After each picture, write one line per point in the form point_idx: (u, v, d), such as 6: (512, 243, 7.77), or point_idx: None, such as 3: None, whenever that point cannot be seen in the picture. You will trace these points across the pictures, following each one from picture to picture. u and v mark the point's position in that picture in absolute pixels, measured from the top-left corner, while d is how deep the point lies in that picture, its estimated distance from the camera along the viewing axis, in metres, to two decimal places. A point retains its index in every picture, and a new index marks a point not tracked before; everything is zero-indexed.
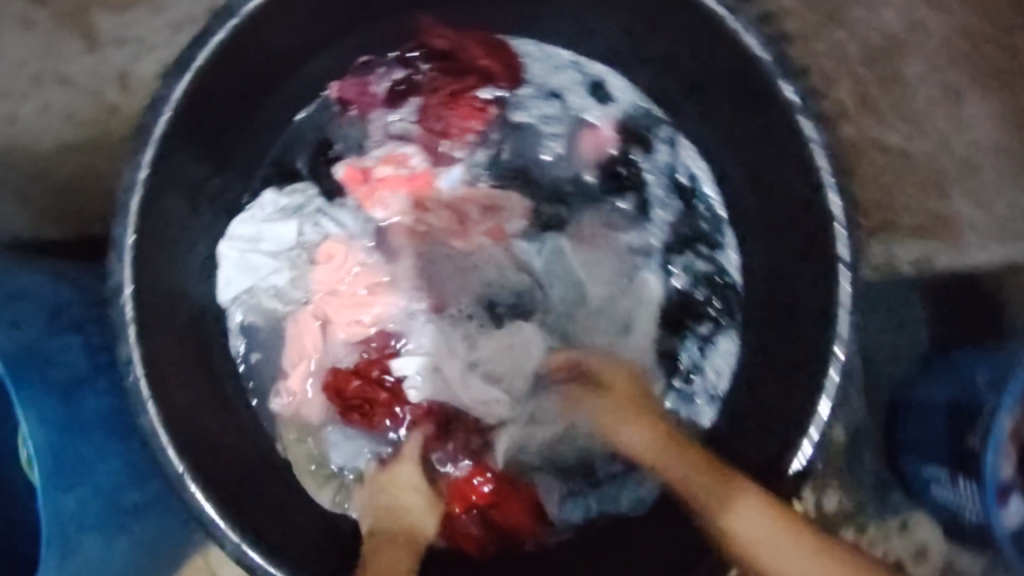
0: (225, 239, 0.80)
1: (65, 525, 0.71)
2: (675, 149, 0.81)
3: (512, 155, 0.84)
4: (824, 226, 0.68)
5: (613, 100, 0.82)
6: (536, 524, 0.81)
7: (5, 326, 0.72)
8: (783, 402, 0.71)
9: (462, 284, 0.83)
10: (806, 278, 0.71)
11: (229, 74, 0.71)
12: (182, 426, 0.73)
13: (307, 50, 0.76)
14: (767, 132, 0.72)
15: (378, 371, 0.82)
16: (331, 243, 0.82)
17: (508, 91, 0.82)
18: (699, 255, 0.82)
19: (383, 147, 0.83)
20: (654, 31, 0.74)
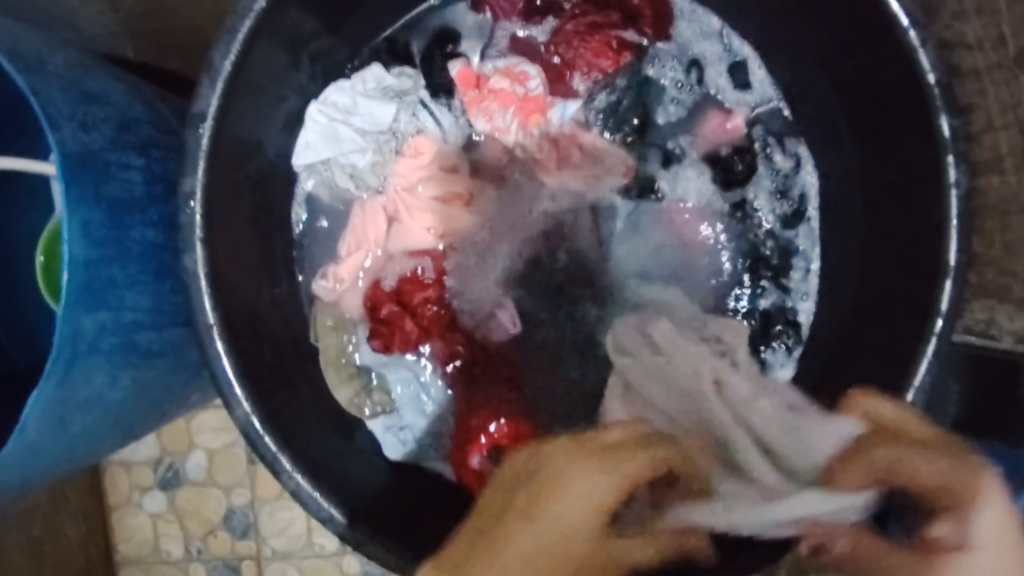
0: (319, 100, 0.76)
1: (78, 348, 0.67)
2: (796, 163, 0.80)
3: (633, 106, 0.79)
4: (935, 274, 0.64)
5: (752, 85, 0.80)
6: None
7: (76, 126, 0.67)
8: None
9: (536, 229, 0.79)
10: (897, 321, 0.69)
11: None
12: (225, 280, 0.68)
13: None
14: (905, 160, 0.68)
15: (420, 299, 0.78)
16: (423, 138, 0.77)
17: (648, 39, 0.78)
18: (780, 273, 0.81)
19: (505, 60, 0.77)
20: (810, 21, 0.71)
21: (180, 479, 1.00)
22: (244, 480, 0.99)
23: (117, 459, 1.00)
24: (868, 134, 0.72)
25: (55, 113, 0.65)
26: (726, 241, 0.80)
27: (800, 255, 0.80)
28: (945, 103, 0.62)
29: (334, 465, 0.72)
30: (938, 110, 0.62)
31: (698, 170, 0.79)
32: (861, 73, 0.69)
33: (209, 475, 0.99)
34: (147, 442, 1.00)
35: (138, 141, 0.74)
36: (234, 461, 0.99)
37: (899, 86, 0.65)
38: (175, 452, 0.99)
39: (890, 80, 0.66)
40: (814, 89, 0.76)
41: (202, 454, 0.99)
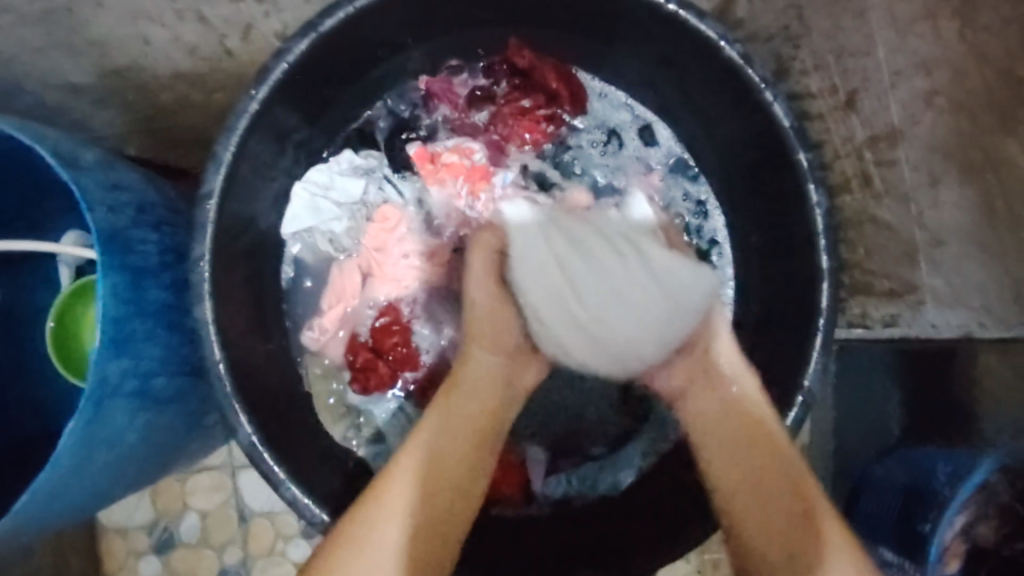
0: (299, 181, 0.92)
1: (105, 391, 0.79)
2: (706, 216, 0.97)
3: (562, 168, 0.96)
4: (814, 276, 0.80)
5: (657, 144, 0.97)
6: (521, 494, 0.94)
7: (105, 207, 0.82)
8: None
9: None
10: (793, 317, 0.84)
11: (341, 43, 0.83)
12: (227, 330, 0.82)
13: (406, 36, 0.88)
14: (779, 187, 0.83)
15: (393, 342, 0.92)
16: (388, 207, 0.93)
17: (569, 115, 0.96)
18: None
19: (453, 140, 0.93)
20: (691, 91, 0.88)
21: (175, 541, 1.12)
22: (235, 539, 1.12)
23: (113, 525, 1.12)
24: (750, 177, 0.89)
25: (89, 197, 0.80)
26: None
27: None
28: (798, 143, 0.78)
29: (324, 487, 0.84)
30: (795, 147, 0.79)
31: None
32: (736, 123, 0.86)
33: (203, 536, 1.12)
34: (142, 509, 1.13)
35: (152, 219, 0.89)
36: (227, 520, 1.12)
37: (763, 130, 0.82)
38: (169, 516, 1.12)
39: (757, 131, 0.83)
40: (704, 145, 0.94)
41: (196, 515, 1.12)
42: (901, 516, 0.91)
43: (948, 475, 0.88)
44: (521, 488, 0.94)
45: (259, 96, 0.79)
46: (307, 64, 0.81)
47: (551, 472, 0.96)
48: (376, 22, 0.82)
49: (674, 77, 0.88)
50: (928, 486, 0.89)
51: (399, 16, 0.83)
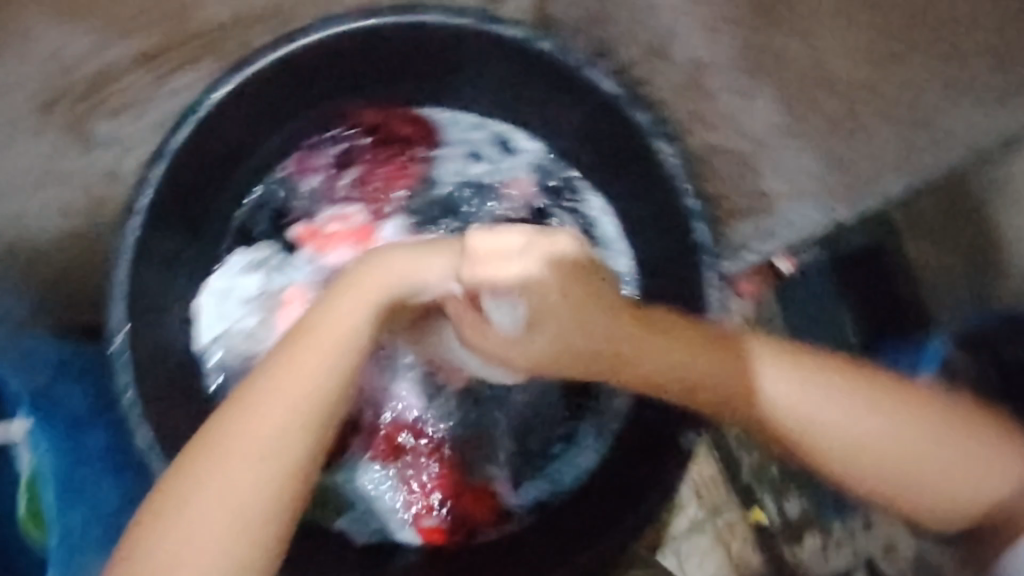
0: (202, 291, 0.95)
1: (73, 540, 0.81)
2: (580, 199, 1.00)
3: (443, 199, 1.00)
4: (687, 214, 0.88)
5: (518, 151, 1.01)
6: (498, 514, 0.96)
7: (23, 374, 0.86)
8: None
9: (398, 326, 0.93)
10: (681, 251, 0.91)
11: (198, 157, 0.88)
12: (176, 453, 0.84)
13: (255, 132, 0.93)
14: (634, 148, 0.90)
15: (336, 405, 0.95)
16: (291, 289, 0.96)
17: (430, 152, 1.00)
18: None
19: (332, 209, 0.99)
20: (528, 93, 0.94)
21: None
22: None
23: None
24: (608, 153, 0.95)
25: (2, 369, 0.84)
26: None
27: (612, 253, 0.99)
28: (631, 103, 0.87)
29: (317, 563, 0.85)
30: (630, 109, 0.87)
31: None
32: (577, 110, 0.92)
33: None
34: None
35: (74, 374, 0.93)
36: None
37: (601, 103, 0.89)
38: None
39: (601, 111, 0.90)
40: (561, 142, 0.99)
41: None
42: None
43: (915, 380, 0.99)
44: (494, 509, 0.96)
45: (136, 227, 0.83)
46: (183, 180, 0.87)
47: (520, 484, 0.98)
48: (220, 128, 0.88)
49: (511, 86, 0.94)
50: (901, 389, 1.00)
51: (241, 115, 0.89)
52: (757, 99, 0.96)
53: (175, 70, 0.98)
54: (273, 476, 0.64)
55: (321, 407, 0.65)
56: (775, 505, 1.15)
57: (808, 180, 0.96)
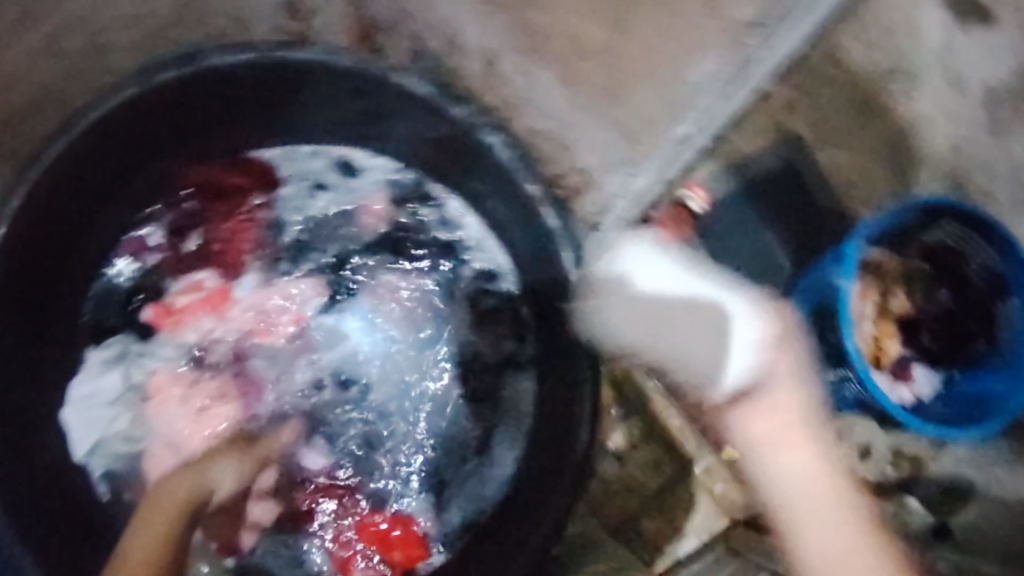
0: (66, 404, 0.85)
1: None
2: (438, 205, 0.93)
3: (296, 239, 0.94)
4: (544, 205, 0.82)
5: (362, 171, 0.94)
6: (423, 548, 0.90)
7: None
8: (573, 348, 0.84)
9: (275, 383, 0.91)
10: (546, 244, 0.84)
11: (44, 232, 0.77)
12: None
13: (86, 211, 0.82)
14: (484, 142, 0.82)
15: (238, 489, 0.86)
16: (160, 376, 0.89)
17: (270, 194, 0.93)
18: (472, 285, 0.94)
19: (180, 280, 0.91)
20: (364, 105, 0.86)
21: None
22: None
23: None
24: (452, 158, 0.87)
25: None
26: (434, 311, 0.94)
27: (482, 253, 0.93)
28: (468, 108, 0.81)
29: None
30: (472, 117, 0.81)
31: (379, 265, 0.95)
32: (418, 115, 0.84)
33: None
34: None
35: None
36: None
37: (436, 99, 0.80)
38: None
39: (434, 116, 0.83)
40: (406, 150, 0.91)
41: None
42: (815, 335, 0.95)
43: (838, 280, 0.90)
44: (419, 542, 0.90)
45: None
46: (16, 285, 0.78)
47: (440, 509, 0.91)
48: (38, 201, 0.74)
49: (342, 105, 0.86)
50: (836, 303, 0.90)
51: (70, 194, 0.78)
52: (535, 86, 0.95)
53: None
54: (136, 546, 0.59)
55: (174, 492, 0.67)
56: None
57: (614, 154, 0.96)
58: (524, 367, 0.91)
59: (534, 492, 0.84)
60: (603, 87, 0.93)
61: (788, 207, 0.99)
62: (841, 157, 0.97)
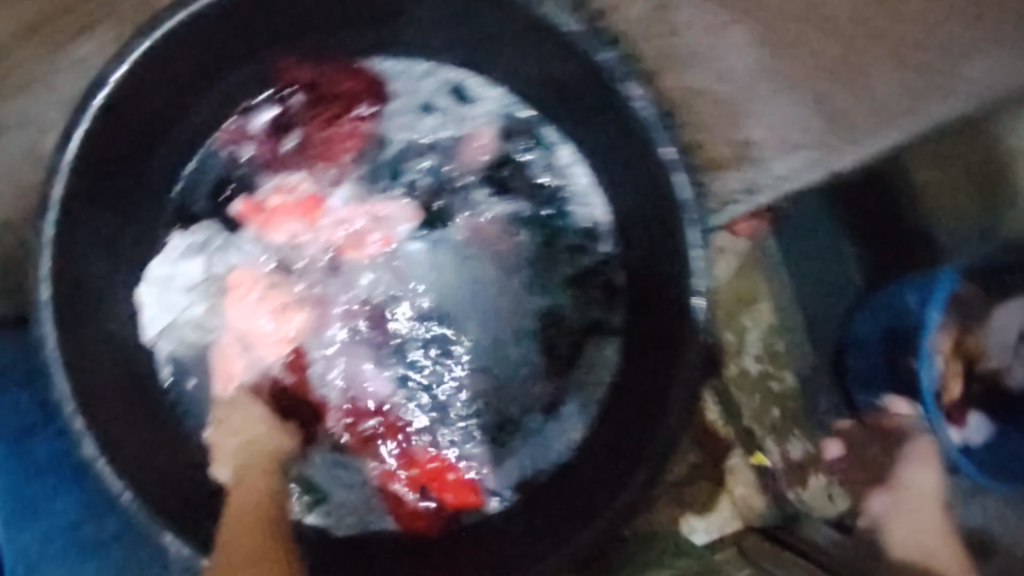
0: (142, 282, 0.87)
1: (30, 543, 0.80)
2: (550, 150, 0.89)
3: (394, 157, 0.90)
4: (664, 167, 0.76)
5: (475, 100, 0.89)
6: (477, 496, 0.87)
7: None
8: (665, 322, 0.81)
9: (345, 295, 0.89)
10: (658, 212, 0.79)
11: (126, 124, 0.78)
12: (129, 465, 0.77)
13: (178, 104, 0.82)
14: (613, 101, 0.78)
15: (300, 386, 0.87)
16: (238, 273, 0.88)
17: (377, 107, 0.89)
18: (574, 241, 0.89)
19: (273, 178, 0.89)
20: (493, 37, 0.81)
21: None
22: None
23: None
24: (558, 90, 0.84)
25: None
26: (523, 257, 0.90)
27: (587, 209, 0.88)
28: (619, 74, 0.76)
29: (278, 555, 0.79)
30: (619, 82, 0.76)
31: (476, 194, 0.90)
32: (545, 60, 0.80)
33: None
34: None
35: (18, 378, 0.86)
36: None
37: (563, 56, 0.78)
38: None
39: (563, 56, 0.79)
40: (532, 87, 0.86)
41: None
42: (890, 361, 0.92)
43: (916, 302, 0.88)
44: (476, 489, 0.87)
45: (50, 219, 0.74)
46: (87, 172, 0.76)
47: (500, 459, 0.88)
48: (138, 103, 0.77)
49: (474, 33, 0.81)
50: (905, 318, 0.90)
51: (165, 83, 0.78)
52: (728, 48, 0.90)
53: (92, 58, 0.88)
54: None
55: None
56: (779, 448, 0.96)
57: (800, 135, 0.91)
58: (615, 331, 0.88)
59: (611, 472, 0.80)
60: (808, 69, 0.91)
61: (874, 220, 0.97)
62: (929, 177, 0.96)
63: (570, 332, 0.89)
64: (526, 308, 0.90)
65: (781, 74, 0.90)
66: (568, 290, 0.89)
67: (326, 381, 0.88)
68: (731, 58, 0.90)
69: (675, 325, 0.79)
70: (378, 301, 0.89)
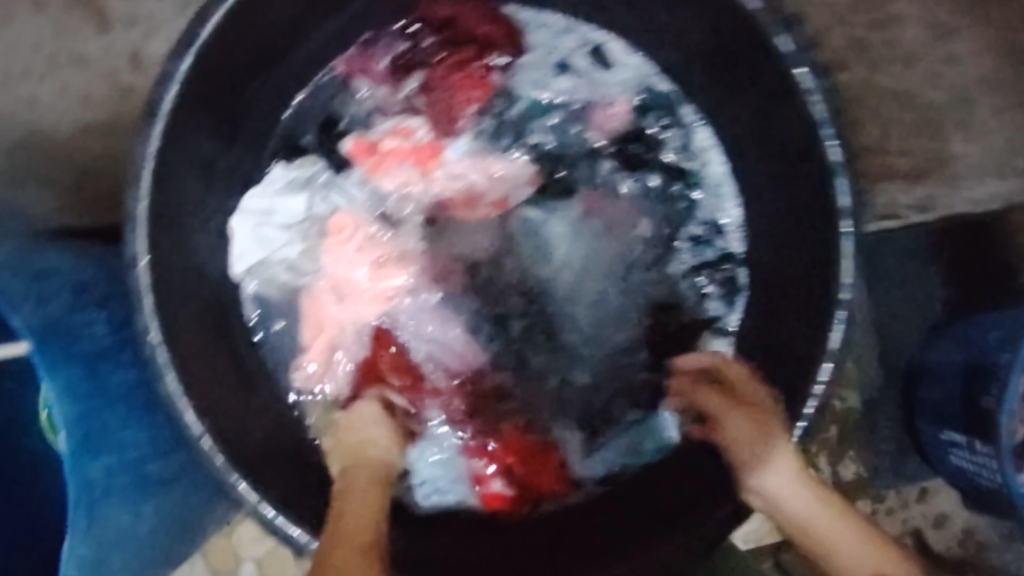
0: (237, 213, 0.81)
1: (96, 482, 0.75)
2: (688, 130, 0.82)
3: (520, 115, 0.84)
4: (824, 166, 0.69)
5: (614, 65, 0.83)
6: (563, 485, 0.82)
7: (32, 301, 0.75)
8: (792, 331, 0.74)
9: (444, 254, 0.84)
10: (806, 207, 0.72)
11: (244, 36, 0.71)
12: (208, 405, 0.72)
13: (294, 32, 0.76)
14: (779, 88, 0.70)
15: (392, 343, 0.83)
16: (340, 216, 0.83)
17: (510, 57, 0.82)
18: (699, 232, 0.83)
19: (390, 119, 0.83)
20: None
21: None
22: None
23: None
24: (709, 65, 0.77)
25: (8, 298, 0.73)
26: (642, 241, 0.84)
27: (717, 199, 0.82)
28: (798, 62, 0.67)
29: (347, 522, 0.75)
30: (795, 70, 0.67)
31: (602, 165, 0.84)
32: (704, 30, 0.73)
33: None
34: None
35: (99, 296, 0.82)
36: (281, 562, 1.01)
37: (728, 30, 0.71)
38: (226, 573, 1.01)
39: (725, 29, 0.71)
40: (681, 58, 0.79)
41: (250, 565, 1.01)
42: (964, 398, 0.84)
43: (999, 339, 0.82)
44: (563, 477, 0.82)
45: (157, 132, 0.67)
46: (198, 84, 0.70)
47: (592, 450, 0.83)
48: (257, 17, 0.70)
49: None
50: (982, 359, 0.83)
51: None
52: (933, 47, 0.82)
53: None
54: None
55: None
56: (831, 470, 0.94)
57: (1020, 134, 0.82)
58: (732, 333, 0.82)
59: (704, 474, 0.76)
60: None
61: (963, 254, 0.95)
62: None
63: (680, 326, 0.84)
64: (638, 294, 0.84)
65: (1000, 84, 0.82)
66: (685, 280, 0.84)
67: (421, 344, 0.83)
68: (919, 48, 0.82)
69: (802, 333, 0.73)
70: (482, 265, 0.83)
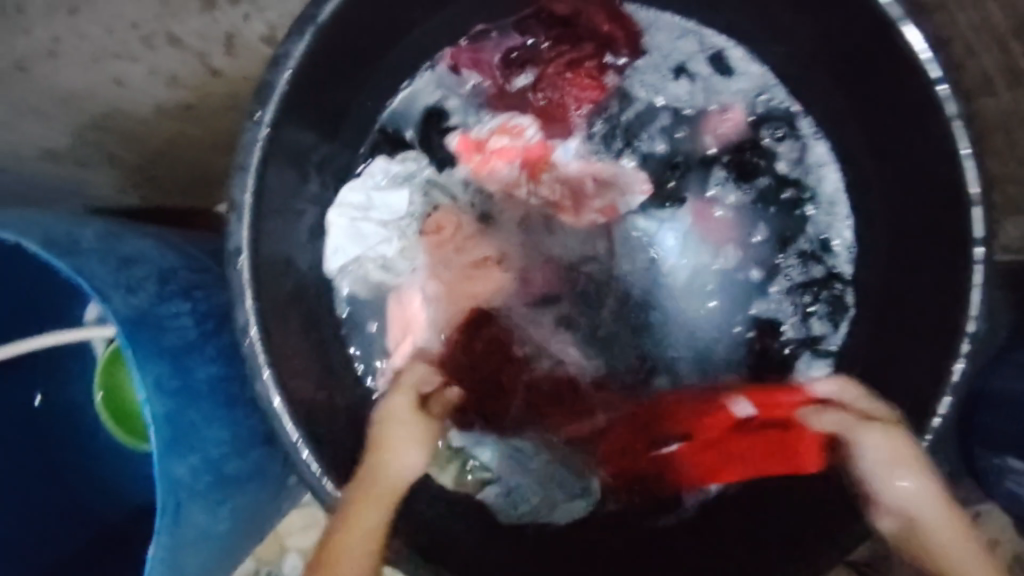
0: (334, 206, 0.78)
1: (183, 485, 0.70)
2: (804, 143, 0.80)
3: (633, 118, 0.82)
4: (960, 190, 0.63)
5: (733, 72, 0.81)
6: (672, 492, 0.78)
7: (122, 290, 0.71)
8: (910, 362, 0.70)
9: (540, 257, 0.81)
10: (932, 230, 0.68)
11: (360, 20, 0.67)
12: (304, 408, 0.68)
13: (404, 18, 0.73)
14: (912, 109, 0.66)
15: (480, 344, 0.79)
16: (441, 214, 0.80)
17: (627, 58, 0.80)
18: (807, 247, 0.81)
19: (497, 117, 0.81)
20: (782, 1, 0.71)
21: None
22: None
23: None
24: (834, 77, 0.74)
25: (101, 284, 0.69)
26: (748, 255, 0.81)
27: (829, 216, 0.80)
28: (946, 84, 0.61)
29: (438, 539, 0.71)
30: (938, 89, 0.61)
31: (714, 174, 0.82)
32: (837, 40, 0.70)
33: None
34: None
35: (180, 287, 0.77)
36: None
37: (861, 46, 0.67)
38: (270, 562, 0.98)
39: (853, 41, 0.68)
40: (802, 68, 0.76)
41: (296, 554, 0.98)
42: None
43: None
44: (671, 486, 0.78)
45: (268, 117, 0.63)
46: (308, 69, 0.65)
47: None
48: None
49: None
50: None
51: None
52: None
53: None
54: None
55: None
56: None
57: None
58: (835, 352, 0.80)
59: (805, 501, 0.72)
60: None
61: None
62: None
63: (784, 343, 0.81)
64: (740, 307, 0.81)
65: None
66: (792, 295, 0.81)
67: (519, 348, 0.79)
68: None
69: (921, 364, 0.68)
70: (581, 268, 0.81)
